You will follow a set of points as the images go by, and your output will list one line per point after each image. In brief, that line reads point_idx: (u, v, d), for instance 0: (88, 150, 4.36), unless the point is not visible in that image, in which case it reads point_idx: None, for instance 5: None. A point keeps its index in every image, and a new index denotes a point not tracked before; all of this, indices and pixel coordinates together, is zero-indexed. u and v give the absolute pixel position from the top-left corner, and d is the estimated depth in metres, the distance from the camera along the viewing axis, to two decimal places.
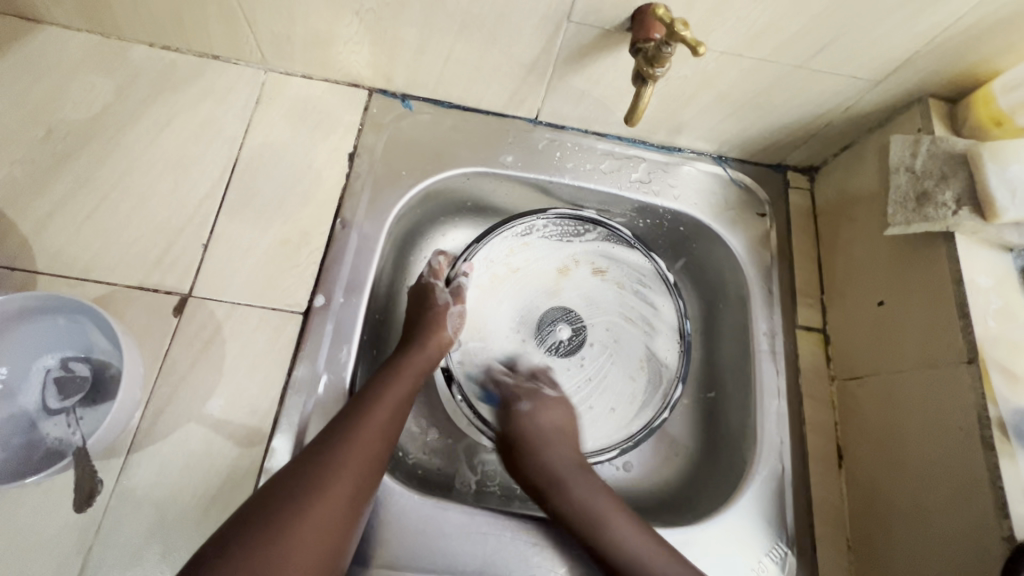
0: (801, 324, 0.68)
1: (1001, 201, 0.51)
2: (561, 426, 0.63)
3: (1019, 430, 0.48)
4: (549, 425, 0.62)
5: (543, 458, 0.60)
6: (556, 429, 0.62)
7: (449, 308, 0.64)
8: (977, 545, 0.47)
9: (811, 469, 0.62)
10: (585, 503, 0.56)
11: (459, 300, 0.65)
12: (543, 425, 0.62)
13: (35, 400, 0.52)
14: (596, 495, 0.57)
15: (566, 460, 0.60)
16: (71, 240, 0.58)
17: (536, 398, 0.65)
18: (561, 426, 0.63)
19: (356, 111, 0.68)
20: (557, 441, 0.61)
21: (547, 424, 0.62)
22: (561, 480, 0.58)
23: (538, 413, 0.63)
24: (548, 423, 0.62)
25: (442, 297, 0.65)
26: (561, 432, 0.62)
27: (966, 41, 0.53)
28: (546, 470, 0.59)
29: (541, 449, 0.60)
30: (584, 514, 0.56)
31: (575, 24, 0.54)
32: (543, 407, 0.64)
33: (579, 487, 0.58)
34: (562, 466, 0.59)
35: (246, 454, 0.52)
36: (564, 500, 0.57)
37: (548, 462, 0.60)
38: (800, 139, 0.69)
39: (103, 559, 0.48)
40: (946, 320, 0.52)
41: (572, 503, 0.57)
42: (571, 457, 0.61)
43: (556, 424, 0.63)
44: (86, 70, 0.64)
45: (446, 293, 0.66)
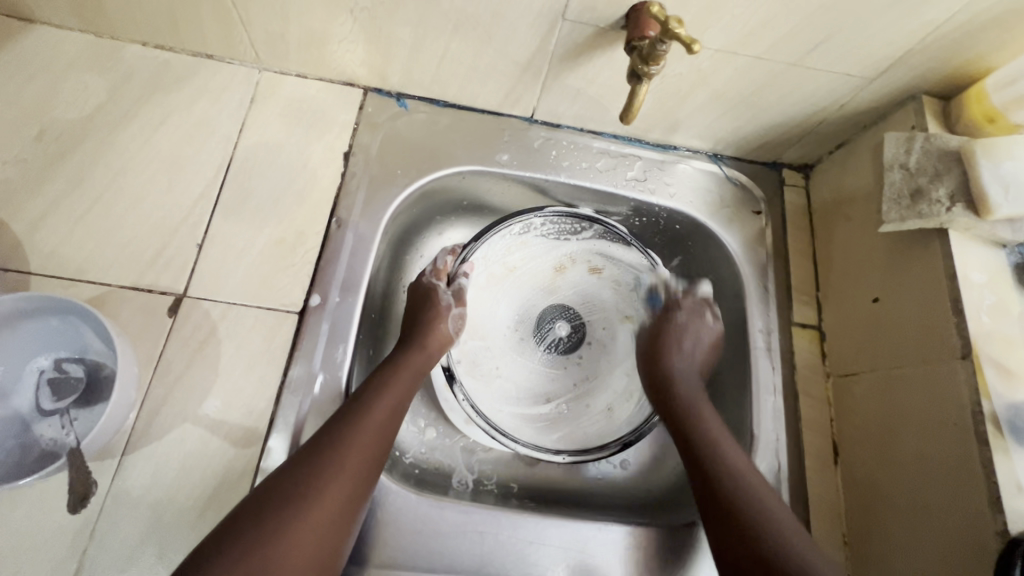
0: (797, 321, 0.68)
1: (994, 198, 0.51)
2: (708, 350, 0.67)
3: (1013, 425, 0.48)
4: (694, 342, 0.66)
5: (673, 361, 0.65)
6: (698, 347, 0.66)
7: (449, 311, 0.64)
8: (972, 541, 0.47)
9: (807, 466, 0.62)
10: (697, 407, 0.60)
11: (460, 303, 0.65)
12: (679, 336, 0.66)
13: (29, 401, 0.52)
14: (711, 413, 0.60)
15: (690, 371, 0.64)
16: (64, 240, 0.57)
17: (694, 313, 0.68)
18: (707, 353, 0.67)
19: (351, 110, 0.68)
20: (690, 352, 0.65)
21: (688, 336, 0.67)
22: (679, 380, 0.63)
23: (688, 325, 0.67)
24: (689, 339, 0.66)
25: (445, 299, 0.65)
26: (703, 355, 0.66)
27: (958, 39, 0.53)
28: (670, 366, 0.64)
29: (672, 351, 0.65)
30: (690, 408, 0.60)
31: (570, 23, 0.54)
32: (693, 324, 0.67)
33: (702, 406, 0.61)
34: (682, 368, 0.64)
35: (242, 455, 0.52)
36: (678, 394, 0.62)
37: (675, 364, 0.64)
38: (795, 136, 0.69)
39: (98, 561, 0.48)
40: (941, 317, 0.53)
41: (681, 398, 0.61)
42: (698, 374, 0.65)
43: (706, 348, 0.67)
44: (79, 69, 0.64)
45: (449, 295, 0.66)
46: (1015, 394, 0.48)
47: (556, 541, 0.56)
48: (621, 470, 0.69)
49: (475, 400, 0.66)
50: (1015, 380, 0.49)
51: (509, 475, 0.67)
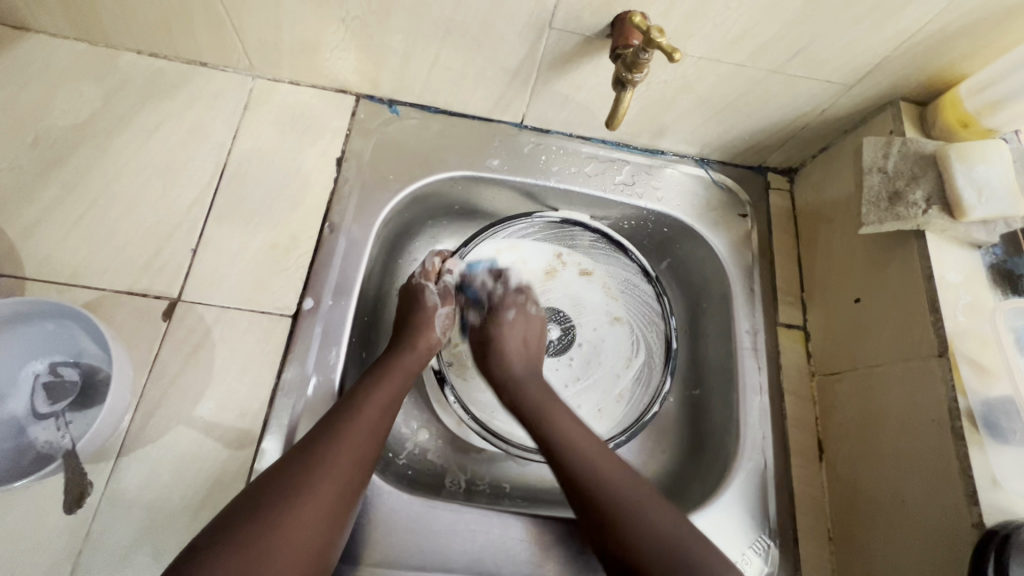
0: (782, 322, 0.70)
1: (968, 200, 0.53)
2: (532, 341, 0.65)
3: (987, 421, 0.49)
4: (522, 338, 0.65)
5: (507, 364, 0.62)
6: (526, 342, 0.65)
7: (437, 310, 0.65)
8: (949, 533, 0.48)
9: (793, 463, 0.63)
10: (538, 405, 0.58)
11: (446, 303, 0.67)
12: (506, 335, 0.64)
13: (24, 404, 0.52)
14: (547, 398, 0.58)
15: (522, 367, 0.62)
16: (59, 246, 0.58)
17: (519, 309, 0.67)
18: (535, 342, 0.66)
19: (343, 117, 0.69)
20: (519, 350, 0.64)
21: (515, 335, 0.64)
22: (518, 381, 0.61)
23: (514, 322, 0.65)
24: (515, 337, 0.64)
25: (431, 299, 0.66)
26: (529, 345, 0.65)
27: (932, 46, 0.55)
28: (504, 372, 0.62)
29: (505, 353, 0.63)
30: (534, 409, 0.57)
31: (557, 31, 0.56)
32: (523, 320, 0.66)
33: (531, 389, 0.60)
34: (514, 369, 0.62)
35: (236, 456, 0.53)
36: (520, 395, 0.59)
37: (508, 366, 0.62)
38: (779, 141, 0.71)
39: (92, 562, 0.48)
40: (920, 316, 0.54)
41: (523, 400, 0.59)
42: (531, 366, 0.63)
43: (528, 338, 0.65)
44: (74, 77, 0.65)
45: (435, 295, 0.66)
46: (988, 390, 0.50)
47: (546, 538, 0.57)
48: None
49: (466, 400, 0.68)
50: (989, 377, 0.50)
51: (500, 475, 0.68)
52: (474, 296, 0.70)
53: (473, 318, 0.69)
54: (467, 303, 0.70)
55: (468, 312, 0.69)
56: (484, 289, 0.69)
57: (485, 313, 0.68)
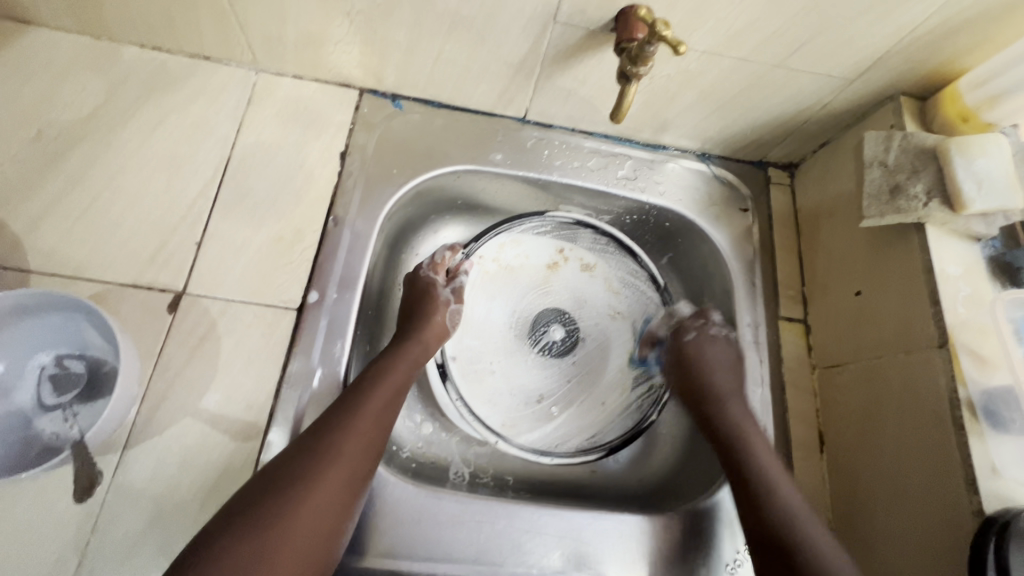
0: (783, 316, 0.70)
1: (968, 193, 0.54)
2: (733, 354, 0.65)
3: (987, 410, 0.50)
4: (731, 356, 0.65)
5: (715, 376, 0.63)
6: (734, 360, 0.65)
7: (446, 306, 0.65)
8: (948, 520, 0.49)
9: (794, 455, 0.64)
10: (734, 425, 0.59)
11: (459, 299, 0.67)
12: (709, 355, 0.65)
13: (30, 397, 0.53)
14: (748, 418, 0.60)
15: (729, 381, 0.63)
16: (63, 239, 0.58)
17: (700, 331, 0.67)
18: (740, 360, 0.66)
19: (347, 111, 0.69)
20: (728, 365, 0.64)
21: (716, 355, 0.65)
22: (722, 396, 0.62)
23: (704, 347, 0.65)
24: (722, 352, 0.65)
25: (443, 295, 0.66)
26: (736, 362, 0.65)
27: (933, 41, 0.55)
28: (711, 385, 0.63)
29: (711, 368, 0.64)
30: (729, 429, 0.59)
31: (561, 25, 0.56)
32: (722, 341, 0.66)
33: (731, 405, 0.61)
34: (724, 385, 0.62)
35: (242, 448, 0.53)
36: (719, 412, 0.61)
37: (716, 379, 0.63)
38: (781, 136, 0.72)
39: (99, 554, 0.48)
40: (920, 307, 0.55)
41: (722, 418, 0.60)
42: (738, 381, 0.63)
43: (729, 354, 0.65)
44: (77, 71, 0.64)
45: (449, 292, 0.67)
46: (988, 380, 0.51)
47: (551, 529, 0.57)
48: (615, 463, 0.71)
49: (470, 401, 0.68)
50: (988, 367, 0.51)
51: (504, 468, 0.68)
52: (654, 333, 0.73)
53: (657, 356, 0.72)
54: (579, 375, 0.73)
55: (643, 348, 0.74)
56: (596, 364, 0.74)
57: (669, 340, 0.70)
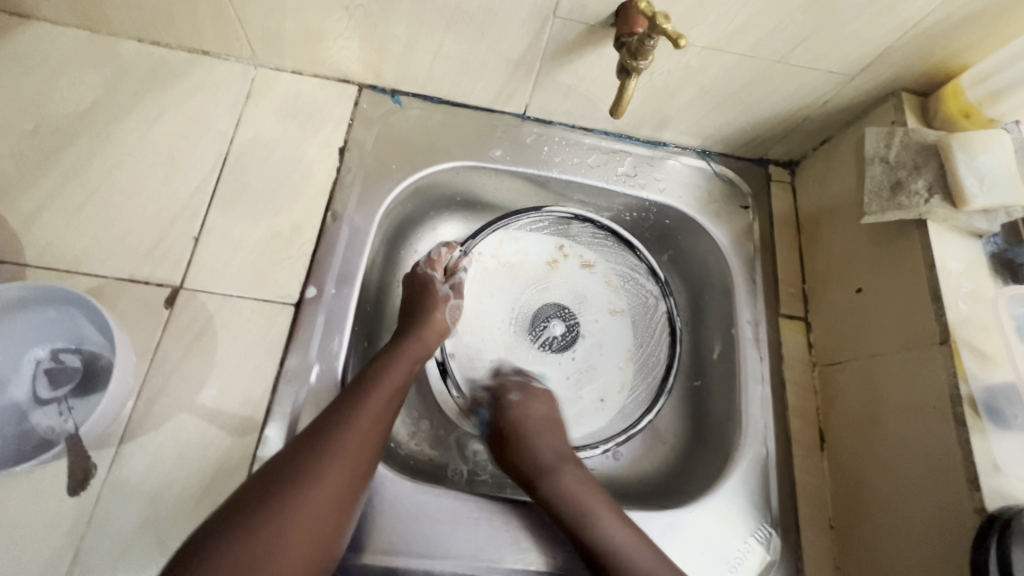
0: (784, 313, 0.70)
1: (971, 189, 0.53)
2: (547, 416, 0.63)
3: (989, 407, 0.50)
4: (539, 417, 0.62)
5: (535, 450, 0.59)
6: (544, 420, 0.62)
7: (446, 301, 0.65)
8: (951, 517, 0.48)
9: (794, 452, 0.64)
10: (575, 498, 0.56)
11: (458, 296, 0.66)
12: (524, 418, 0.62)
13: (25, 391, 0.52)
14: (585, 484, 0.57)
15: (549, 450, 0.60)
16: (60, 233, 0.58)
17: (523, 390, 0.65)
18: (552, 418, 0.63)
19: (346, 107, 0.69)
20: (540, 432, 0.61)
21: (530, 418, 0.62)
22: (547, 467, 0.58)
23: (525, 408, 0.63)
24: (534, 418, 0.62)
25: (442, 290, 0.65)
26: (549, 423, 0.62)
27: (935, 36, 0.55)
28: (532, 458, 0.59)
29: (532, 439, 0.60)
30: (570, 504, 0.55)
31: (561, 20, 0.56)
32: (533, 399, 0.64)
33: (563, 473, 0.58)
34: (544, 456, 0.59)
35: (238, 444, 0.53)
36: (553, 486, 0.57)
37: (537, 451, 0.59)
38: (781, 132, 0.71)
39: (93, 550, 0.48)
40: (922, 304, 0.54)
41: (560, 491, 0.56)
42: (557, 445, 0.60)
43: (543, 415, 0.63)
44: (75, 65, 0.64)
45: (445, 287, 0.66)
46: (991, 376, 0.50)
47: (549, 527, 0.57)
48: (614, 460, 0.70)
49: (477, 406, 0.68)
50: (990, 364, 0.51)
51: (503, 466, 0.68)
52: (473, 396, 0.66)
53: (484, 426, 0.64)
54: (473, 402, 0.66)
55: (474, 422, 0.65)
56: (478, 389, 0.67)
57: (491, 407, 0.64)
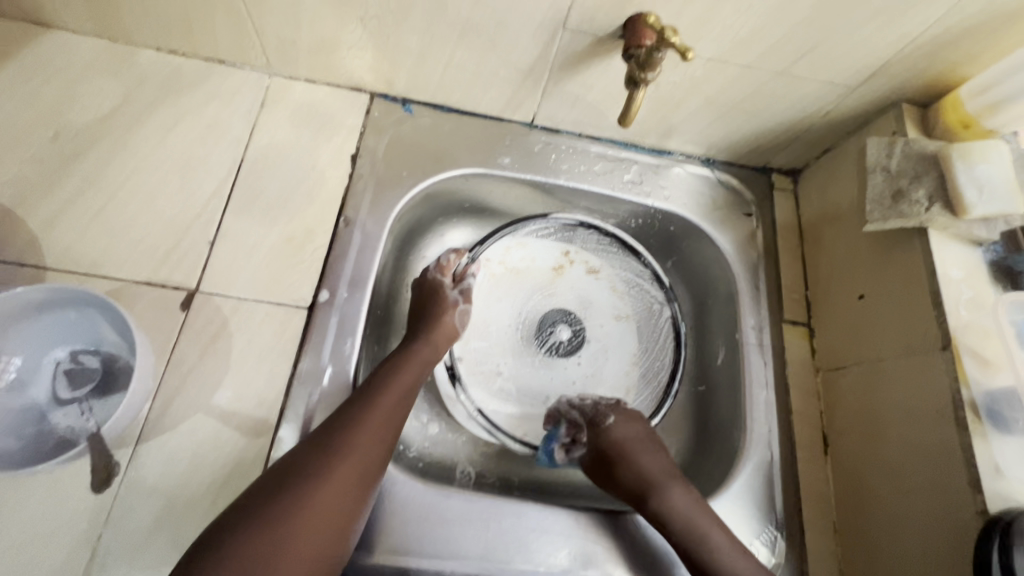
0: (787, 319, 0.71)
1: (969, 198, 0.55)
2: (647, 434, 0.63)
3: (990, 411, 0.50)
4: (640, 435, 0.62)
5: (642, 467, 0.59)
6: (645, 437, 0.62)
7: (455, 306, 0.65)
8: (953, 517, 0.49)
9: (798, 456, 0.64)
10: (686, 517, 0.55)
11: (467, 300, 0.67)
12: (627, 439, 0.61)
13: (46, 391, 0.53)
14: (694, 503, 0.56)
15: (655, 465, 0.59)
16: (79, 237, 0.59)
17: (619, 414, 0.64)
18: (651, 434, 0.63)
19: (358, 115, 0.70)
20: (644, 449, 0.61)
21: (631, 439, 0.62)
22: (656, 484, 0.58)
23: (625, 431, 0.62)
24: (635, 437, 0.62)
25: (452, 296, 0.66)
26: (648, 439, 0.62)
27: (935, 49, 0.56)
28: (639, 476, 0.59)
29: (637, 457, 0.60)
30: (682, 521, 0.55)
31: (570, 32, 0.57)
32: (628, 421, 0.64)
33: (673, 491, 0.57)
34: (652, 472, 0.59)
35: (253, 445, 0.54)
36: (663, 504, 0.57)
37: (644, 468, 0.59)
38: (784, 141, 0.73)
39: (111, 548, 0.49)
40: (923, 310, 0.56)
41: (669, 509, 0.56)
42: (662, 460, 0.60)
43: (642, 433, 0.62)
44: (94, 73, 0.66)
45: (456, 292, 0.67)
46: (991, 381, 0.51)
47: (558, 528, 0.58)
48: None
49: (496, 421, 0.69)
50: (991, 368, 0.52)
51: (510, 469, 0.69)
52: (558, 413, 0.67)
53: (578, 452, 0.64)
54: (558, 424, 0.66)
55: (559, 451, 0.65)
56: (562, 407, 0.67)
57: (587, 430, 0.64)
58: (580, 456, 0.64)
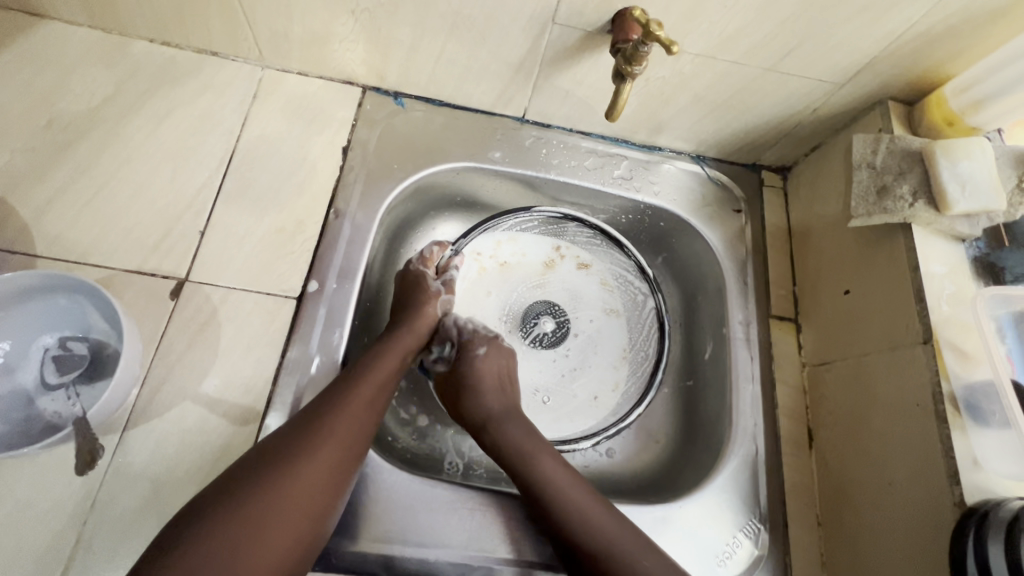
0: (775, 314, 0.72)
1: (953, 194, 0.55)
2: (506, 373, 0.64)
3: (969, 404, 0.51)
4: (497, 372, 0.63)
5: (484, 399, 0.61)
6: (501, 376, 0.63)
7: (437, 296, 0.66)
8: (932, 507, 0.50)
9: (783, 451, 0.65)
10: (517, 442, 0.57)
11: (450, 291, 0.67)
12: (484, 371, 0.62)
13: (34, 376, 0.54)
14: (527, 432, 0.59)
15: (498, 402, 0.61)
16: (70, 225, 0.59)
17: (490, 344, 0.65)
18: (509, 374, 0.64)
19: (350, 108, 0.70)
20: (493, 386, 0.62)
21: (492, 370, 0.63)
22: (495, 417, 0.60)
23: (486, 361, 0.63)
24: (489, 372, 0.62)
25: (433, 286, 0.67)
26: (503, 378, 0.63)
27: (920, 47, 0.57)
28: (480, 409, 0.60)
29: (483, 387, 0.61)
30: (515, 450, 0.57)
31: (560, 26, 0.58)
32: (497, 354, 0.64)
33: (509, 423, 0.59)
34: (492, 407, 0.60)
35: (240, 432, 0.54)
36: (498, 433, 0.59)
37: (487, 402, 0.61)
38: (773, 139, 0.73)
39: (97, 532, 0.49)
40: (906, 305, 0.56)
41: (502, 437, 0.58)
42: (506, 398, 0.62)
43: (501, 372, 0.63)
44: (87, 63, 0.66)
45: (438, 284, 0.67)
46: (971, 375, 0.52)
47: None
48: (607, 458, 0.71)
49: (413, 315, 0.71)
50: (971, 362, 0.52)
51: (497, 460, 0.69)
52: (441, 329, 0.66)
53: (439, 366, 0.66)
54: (434, 338, 0.66)
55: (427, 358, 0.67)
56: (448, 327, 0.66)
57: (455, 353, 0.64)
58: (438, 370, 0.66)
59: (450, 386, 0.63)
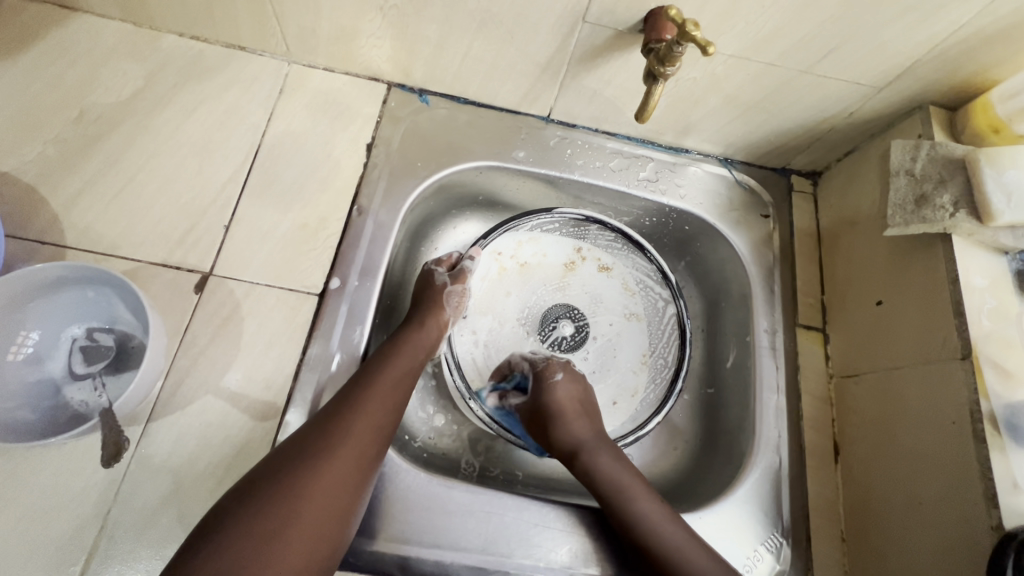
0: (802, 323, 0.70)
1: (997, 205, 0.53)
2: (586, 400, 0.64)
3: (1009, 424, 0.49)
4: (577, 400, 0.63)
5: (572, 427, 0.61)
6: (581, 403, 0.63)
7: (444, 289, 0.65)
8: (969, 529, 0.48)
9: (807, 463, 0.63)
10: (610, 475, 0.57)
11: (457, 281, 0.66)
12: (566, 400, 0.62)
13: (62, 366, 0.55)
14: (620, 464, 0.58)
15: (585, 429, 0.61)
16: (99, 217, 0.60)
17: (566, 372, 0.65)
18: (589, 401, 0.64)
19: (375, 104, 0.70)
20: (578, 413, 0.62)
21: (570, 398, 0.63)
22: (586, 446, 0.60)
23: (563, 389, 0.63)
24: (570, 399, 0.63)
25: (440, 279, 0.66)
26: (585, 405, 0.63)
27: (965, 51, 0.55)
28: (570, 435, 0.60)
29: (568, 417, 0.61)
30: (608, 481, 0.57)
31: (590, 25, 0.57)
32: (573, 382, 0.65)
33: (599, 454, 0.59)
34: (582, 434, 0.60)
35: (260, 427, 0.54)
36: (589, 463, 0.58)
37: (575, 429, 0.61)
38: (805, 143, 0.71)
39: (119, 523, 0.50)
40: (943, 319, 0.54)
41: (595, 468, 0.58)
42: (592, 425, 0.62)
43: (580, 398, 0.64)
44: (118, 56, 0.67)
45: (445, 275, 0.67)
46: (1012, 395, 0.50)
47: (559, 524, 0.58)
48: None
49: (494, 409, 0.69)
50: (1013, 381, 0.50)
51: (513, 463, 0.68)
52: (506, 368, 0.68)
53: (516, 402, 0.66)
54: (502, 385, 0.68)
55: (507, 397, 0.67)
56: (518, 359, 0.68)
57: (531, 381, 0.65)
58: (516, 406, 0.66)
59: (530, 414, 0.63)
